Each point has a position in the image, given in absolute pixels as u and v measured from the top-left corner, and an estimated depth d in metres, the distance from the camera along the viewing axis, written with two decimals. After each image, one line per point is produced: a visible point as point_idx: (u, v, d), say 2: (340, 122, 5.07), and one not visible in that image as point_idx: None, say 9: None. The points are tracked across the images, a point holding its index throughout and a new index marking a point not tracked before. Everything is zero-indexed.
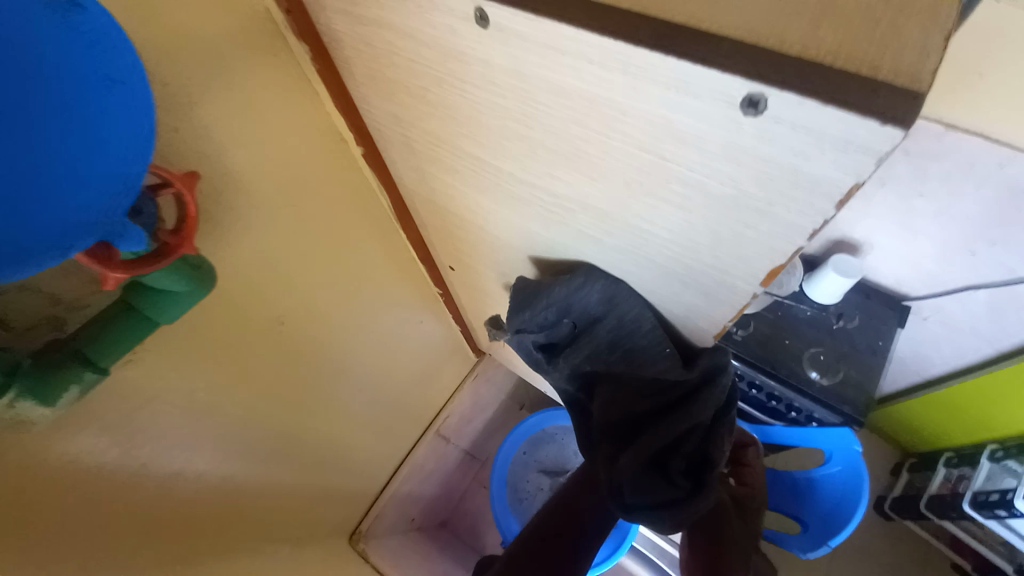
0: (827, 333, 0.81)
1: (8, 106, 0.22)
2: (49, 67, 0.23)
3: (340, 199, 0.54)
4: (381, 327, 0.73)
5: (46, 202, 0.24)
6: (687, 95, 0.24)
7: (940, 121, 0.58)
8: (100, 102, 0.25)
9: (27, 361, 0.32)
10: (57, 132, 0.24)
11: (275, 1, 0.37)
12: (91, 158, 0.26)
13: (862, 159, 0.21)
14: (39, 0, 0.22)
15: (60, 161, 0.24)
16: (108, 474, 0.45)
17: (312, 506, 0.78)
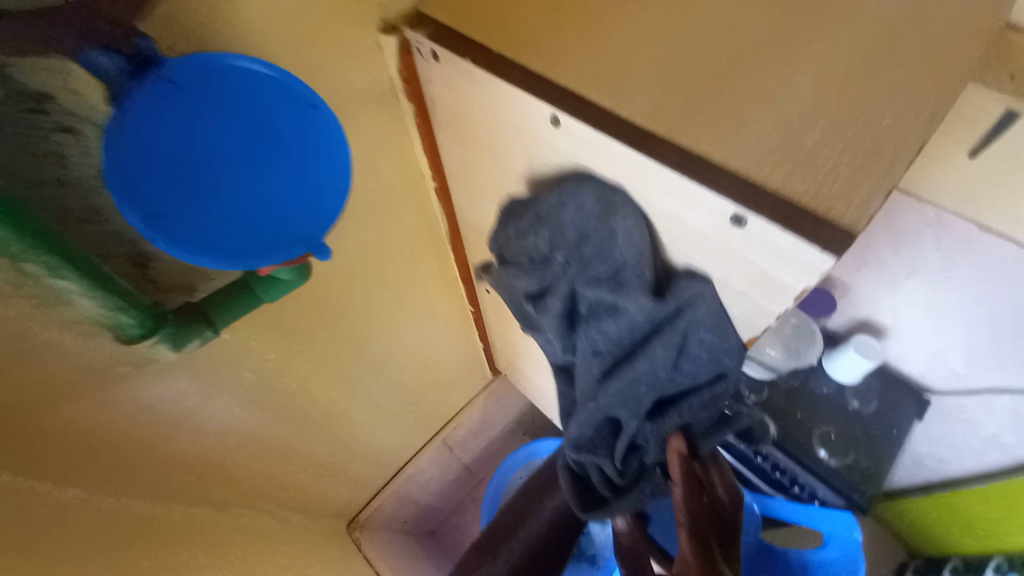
0: (843, 414, 0.84)
1: (247, 157, 0.36)
2: (283, 137, 0.37)
3: (409, 222, 0.64)
4: (417, 334, 0.82)
5: (260, 218, 0.38)
6: (694, 205, 0.33)
7: (974, 220, 0.60)
8: (311, 162, 0.39)
9: (170, 315, 0.41)
10: (276, 175, 0.37)
11: (397, 72, 0.46)
12: (291, 193, 0.38)
13: (810, 271, 0.30)
14: (291, 102, 0.36)
15: (270, 190, 0.37)
16: (184, 418, 0.55)
17: (323, 484, 0.86)
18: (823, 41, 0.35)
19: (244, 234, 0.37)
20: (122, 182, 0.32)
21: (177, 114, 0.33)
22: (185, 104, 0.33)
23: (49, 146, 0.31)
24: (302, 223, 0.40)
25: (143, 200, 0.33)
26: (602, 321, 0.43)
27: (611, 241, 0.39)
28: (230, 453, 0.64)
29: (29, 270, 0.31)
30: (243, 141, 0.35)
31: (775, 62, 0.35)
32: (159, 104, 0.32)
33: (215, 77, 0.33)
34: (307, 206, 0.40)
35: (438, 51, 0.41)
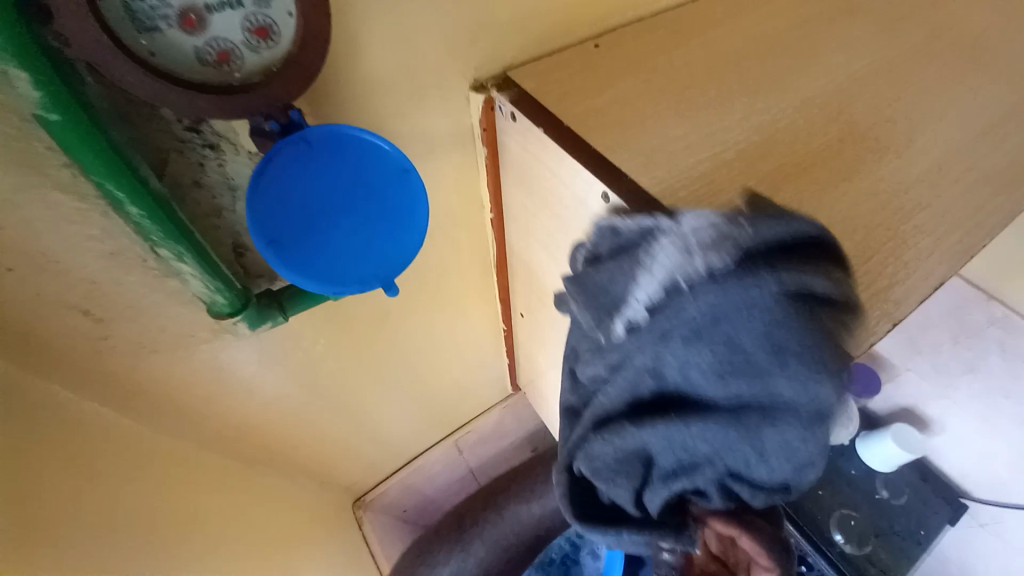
0: (865, 500, 0.97)
1: (338, 201, 0.39)
2: (374, 190, 0.40)
3: (465, 245, 0.70)
4: (452, 343, 0.87)
5: (335, 254, 0.40)
6: None
7: (985, 291, 0.87)
8: (395, 214, 0.41)
9: (250, 300, 0.47)
10: (357, 218, 0.40)
11: (479, 122, 0.53)
12: (373, 236, 0.41)
13: None
14: (389, 166, 0.40)
15: (350, 230, 0.40)
16: (244, 381, 0.62)
17: (338, 459, 0.93)
18: (845, 187, 0.41)
19: (335, 269, 0.40)
20: (253, 213, 0.36)
21: (304, 165, 0.37)
22: (316, 158, 0.37)
23: (196, 156, 0.38)
24: (382, 267, 0.42)
25: (268, 230, 0.37)
26: (723, 324, 0.34)
27: (811, 309, 0.33)
28: (270, 417, 0.71)
29: (161, 254, 0.38)
30: (350, 192, 0.39)
31: (801, 191, 0.41)
32: (292, 156, 0.36)
33: (340, 138, 0.37)
34: (392, 253, 0.42)
35: (516, 113, 0.48)
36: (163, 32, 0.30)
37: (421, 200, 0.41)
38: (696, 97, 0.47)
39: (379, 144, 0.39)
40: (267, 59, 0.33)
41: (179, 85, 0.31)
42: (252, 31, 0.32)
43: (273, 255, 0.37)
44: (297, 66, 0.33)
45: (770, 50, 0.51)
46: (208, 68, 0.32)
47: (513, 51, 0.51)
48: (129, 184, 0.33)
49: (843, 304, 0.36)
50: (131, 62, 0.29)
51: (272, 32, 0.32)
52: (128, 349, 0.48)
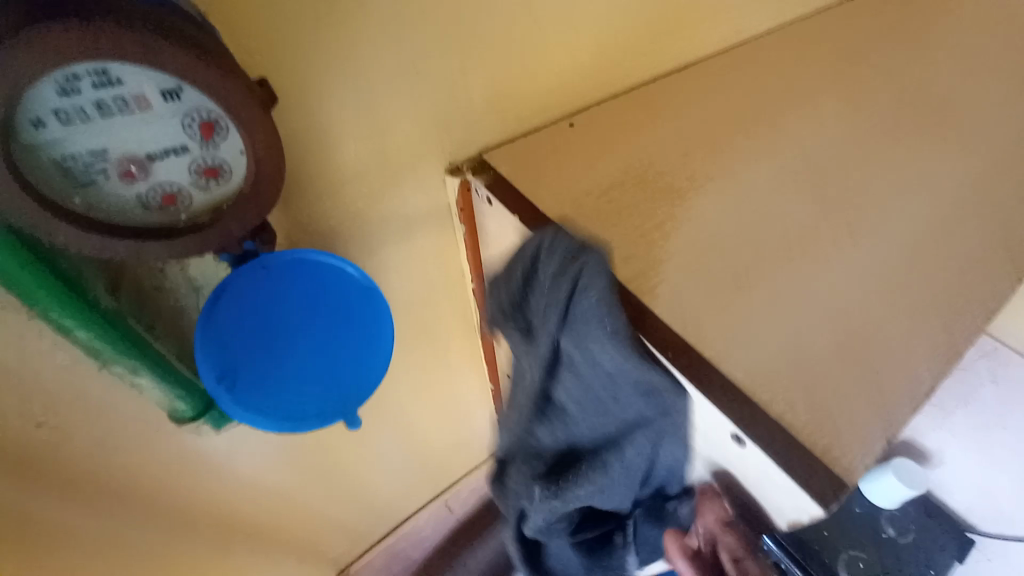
0: None
1: (295, 328, 0.37)
2: (333, 315, 0.39)
3: (447, 313, 0.69)
4: (437, 405, 0.85)
5: (295, 386, 0.38)
6: (696, 402, 0.36)
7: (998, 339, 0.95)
8: (359, 340, 0.40)
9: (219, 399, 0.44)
10: (316, 345, 0.38)
11: (453, 203, 0.53)
12: (335, 362, 0.39)
13: (805, 506, 0.33)
14: (351, 292, 0.39)
15: (309, 359, 0.38)
16: (220, 468, 0.59)
17: (323, 531, 0.88)
18: (827, 276, 0.41)
19: (287, 402, 0.38)
20: (207, 352, 0.34)
21: (261, 293, 0.35)
22: (273, 287, 0.35)
23: (155, 263, 0.36)
24: (344, 400, 0.40)
25: (218, 365, 0.35)
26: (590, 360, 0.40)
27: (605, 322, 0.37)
28: (248, 500, 0.67)
29: (115, 370, 0.36)
30: (312, 322, 0.38)
31: (781, 278, 0.40)
32: (247, 290, 0.35)
33: (301, 265, 0.36)
34: (358, 381, 0.40)
35: (492, 198, 0.48)
36: (99, 184, 0.29)
37: (387, 320, 0.40)
38: (670, 179, 0.47)
39: (344, 269, 0.38)
40: (216, 197, 0.31)
41: (115, 233, 0.30)
42: (200, 172, 0.30)
43: (223, 390, 0.35)
44: (250, 204, 0.31)
45: (740, 125, 0.51)
46: (153, 213, 0.31)
47: (487, 133, 0.51)
48: (76, 308, 0.32)
49: (837, 409, 0.34)
50: (66, 223, 0.28)
51: (222, 171, 0.30)
52: (89, 452, 0.45)
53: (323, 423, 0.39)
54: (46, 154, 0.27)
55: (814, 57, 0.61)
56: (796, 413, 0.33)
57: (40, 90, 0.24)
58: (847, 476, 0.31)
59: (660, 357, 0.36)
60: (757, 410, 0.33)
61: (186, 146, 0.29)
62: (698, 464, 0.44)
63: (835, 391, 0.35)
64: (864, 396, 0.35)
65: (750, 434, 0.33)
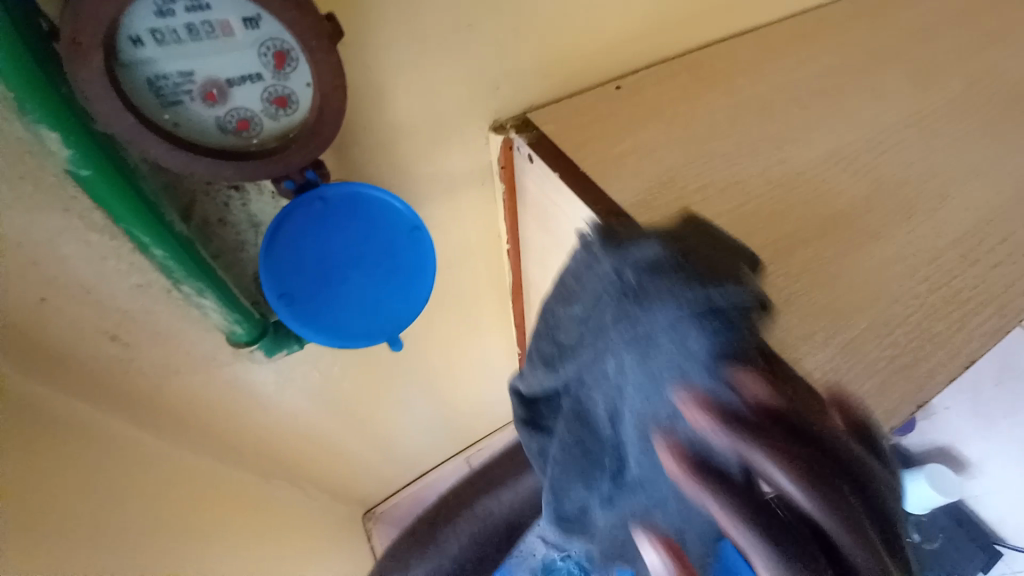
0: None
1: (349, 256, 0.40)
2: (383, 248, 0.41)
3: (482, 276, 0.71)
4: (466, 364, 0.88)
5: (346, 308, 0.41)
6: None
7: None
8: (404, 273, 0.43)
9: (271, 329, 0.48)
10: (367, 274, 0.41)
11: (496, 161, 0.54)
12: (383, 291, 0.42)
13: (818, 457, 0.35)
14: (401, 227, 0.41)
15: (360, 286, 0.41)
16: (266, 400, 0.64)
17: (353, 472, 0.95)
18: (875, 251, 0.40)
19: (340, 323, 0.42)
20: (272, 270, 0.37)
21: (320, 222, 0.37)
22: (329, 215, 0.37)
23: (221, 197, 0.40)
24: (388, 325, 0.44)
25: (281, 284, 0.38)
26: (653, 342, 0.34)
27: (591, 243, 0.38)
28: (285, 434, 0.73)
29: (183, 290, 0.40)
30: (363, 250, 0.40)
31: (825, 253, 0.39)
32: (308, 216, 0.37)
33: (356, 195, 0.38)
34: (400, 308, 0.44)
35: (534, 155, 0.48)
36: (184, 104, 0.31)
37: (429, 257, 0.43)
38: (717, 148, 0.46)
39: (393, 203, 0.40)
40: (285, 125, 0.34)
41: (197, 151, 0.32)
42: (272, 100, 0.33)
43: (284, 307, 0.38)
44: (315, 135, 0.33)
45: (795, 96, 0.50)
46: (229, 136, 0.33)
47: (535, 93, 0.51)
48: (155, 230, 0.35)
49: None
50: (155, 135, 0.30)
51: (291, 101, 0.33)
52: (151, 370, 0.50)
53: (369, 343, 0.43)
54: (142, 72, 0.29)
55: (888, 28, 0.57)
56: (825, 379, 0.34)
57: (139, 8, 0.27)
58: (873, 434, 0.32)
59: None
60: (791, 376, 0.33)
61: (261, 74, 0.32)
62: None
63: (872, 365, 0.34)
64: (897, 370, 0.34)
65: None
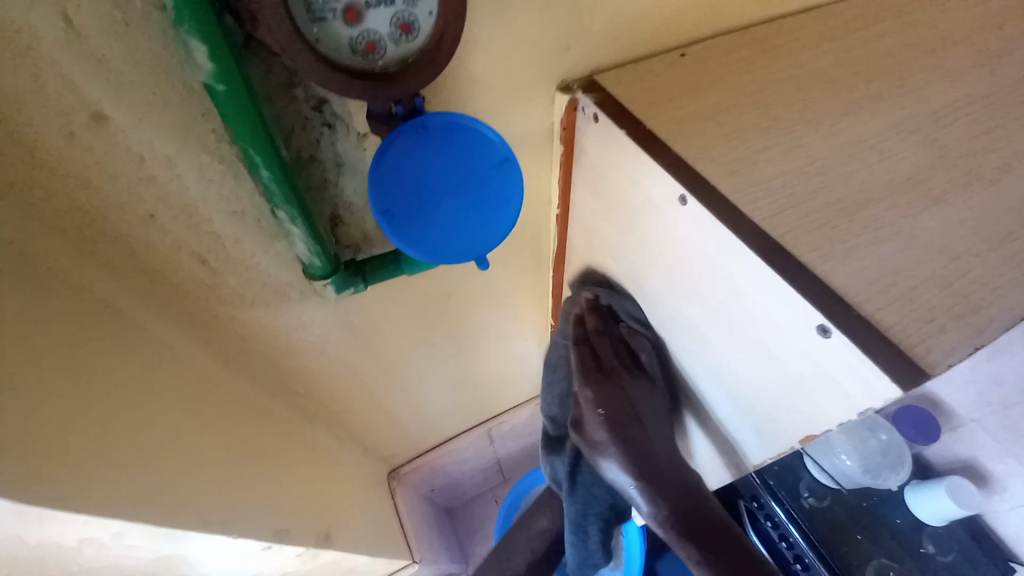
0: (909, 553, 0.91)
1: (444, 181, 0.43)
2: (474, 174, 0.44)
3: (529, 242, 0.73)
4: (501, 331, 0.91)
5: (438, 226, 0.45)
6: (768, 296, 0.37)
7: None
8: (492, 200, 0.46)
9: (342, 264, 0.52)
10: (459, 196, 0.44)
11: (558, 122, 0.56)
12: (472, 214, 0.46)
13: (874, 396, 0.33)
14: (494, 155, 0.44)
15: (452, 206, 0.44)
16: (319, 343, 0.69)
17: (385, 430, 1.00)
18: (934, 211, 0.40)
19: (430, 241, 0.45)
20: (379, 188, 0.41)
21: (421, 147, 0.41)
22: (431, 139, 0.41)
23: (315, 132, 0.43)
24: (470, 248, 0.47)
25: (382, 203, 0.42)
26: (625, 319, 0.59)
27: (644, 156, 0.45)
28: (333, 379, 0.78)
29: (279, 216, 0.43)
30: (460, 172, 0.44)
31: (888, 211, 0.40)
32: (411, 140, 0.41)
33: (457, 120, 0.41)
34: (485, 238, 0.47)
35: (598, 114, 0.50)
36: (328, 21, 0.34)
37: (513, 197, 0.46)
38: (781, 113, 0.47)
39: (486, 134, 0.43)
40: (405, 51, 0.37)
41: (333, 69, 0.35)
42: (398, 25, 0.36)
43: (386, 223, 0.42)
44: (433, 62, 0.38)
45: (857, 71, 0.51)
46: (357, 57, 0.36)
47: (601, 56, 0.53)
48: (266, 151, 0.38)
49: (929, 323, 0.34)
50: (303, 47, 0.33)
51: (414, 27, 0.36)
52: (227, 299, 0.54)
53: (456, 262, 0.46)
54: None
55: (956, 10, 0.57)
56: (883, 317, 0.34)
57: None
58: (927, 370, 0.32)
59: (733, 238, 0.38)
60: (848, 315, 0.34)
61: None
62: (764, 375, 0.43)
63: (933, 308, 0.35)
64: (955, 316, 0.34)
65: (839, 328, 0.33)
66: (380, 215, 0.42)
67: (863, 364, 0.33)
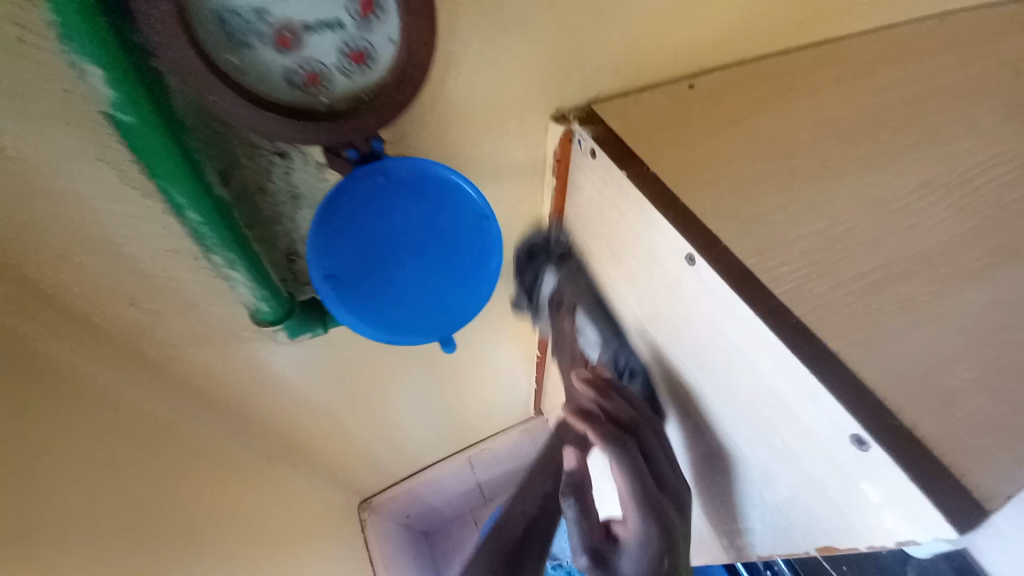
0: None
1: (409, 248, 0.40)
2: (447, 239, 0.41)
3: (516, 275, 0.67)
4: (485, 362, 0.85)
5: (397, 297, 0.41)
6: (791, 384, 0.32)
7: None
8: (462, 272, 0.42)
9: (298, 308, 0.46)
10: (423, 265, 0.41)
11: (552, 153, 0.50)
12: (439, 288, 0.42)
13: (921, 529, 0.28)
14: (471, 221, 0.41)
15: (415, 275, 0.41)
16: (281, 380, 0.62)
17: (357, 462, 0.93)
18: (981, 284, 0.35)
19: (383, 312, 0.41)
20: (328, 247, 0.37)
21: (381, 200, 0.37)
22: (393, 194, 0.37)
23: (264, 163, 0.37)
24: (442, 325, 0.44)
25: (329, 264, 0.38)
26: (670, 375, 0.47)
27: (648, 207, 0.39)
28: (298, 417, 0.70)
29: (215, 260, 0.37)
30: (427, 236, 0.40)
31: (928, 283, 0.34)
32: (369, 191, 0.37)
33: (425, 176, 0.38)
34: (447, 309, 0.43)
35: (597, 150, 0.44)
36: (255, 48, 0.29)
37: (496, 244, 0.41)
38: (803, 163, 0.41)
39: (464, 184, 0.39)
40: (357, 85, 0.33)
41: (264, 106, 0.31)
42: (348, 54, 0.31)
43: (330, 288, 0.38)
44: (388, 98, 0.33)
45: (883, 110, 0.45)
46: (296, 90, 0.32)
47: (600, 84, 0.47)
48: (190, 189, 0.32)
49: (987, 437, 0.29)
50: (217, 79, 0.29)
51: (368, 57, 0.32)
52: (169, 343, 0.47)
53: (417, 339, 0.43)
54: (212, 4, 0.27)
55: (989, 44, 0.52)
56: (933, 427, 0.28)
57: None
58: (989, 503, 0.26)
59: (751, 314, 0.32)
60: (892, 424, 0.28)
61: (340, 21, 0.30)
62: (784, 468, 0.37)
63: (990, 416, 0.29)
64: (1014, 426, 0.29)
65: (878, 440, 0.28)
66: (323, 277, 0.38)
67: (899, 482, 0.28)
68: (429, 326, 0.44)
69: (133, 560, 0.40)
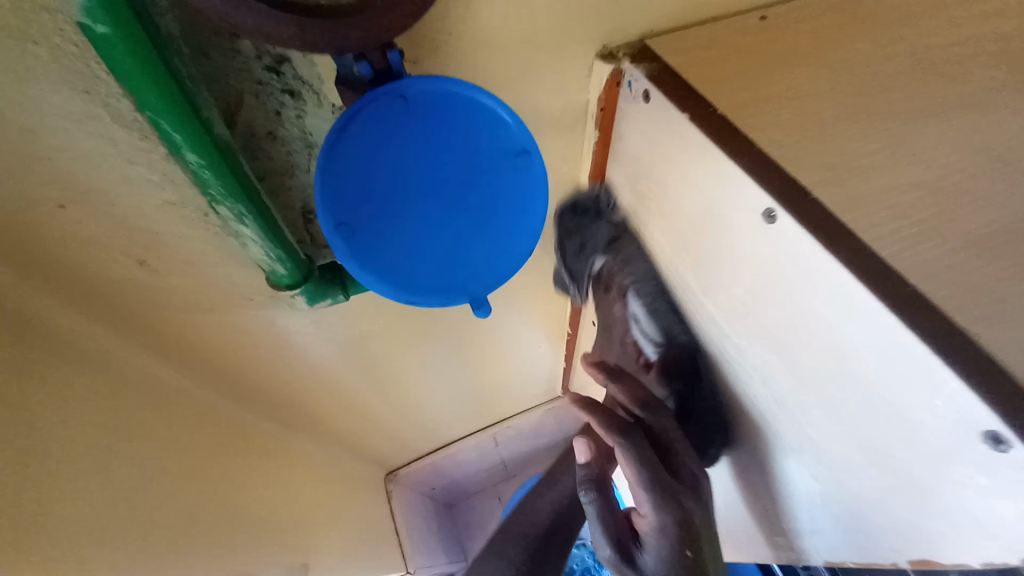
0: None
1: (430, 189, 0.37)
2: (475, 179, 0.38)
3: (548, 242, 0.62)
4: (511, 336, 0.81)
5: (417, 244, 0.39)
6: (895, 363, 0.26)
7: None
8: (494, 217, 0.40)
9: (316, 273, 0.43)
10: (447, 209, 0.38)
11: (596, 100, 0.44)
12: (465, 235, 0.40)
13: None
14: (503, 156, 0.38)
15: (438, 217, 0.38)
16: (300, 349, 0.59)
17: (379, 433, 0.91)
18: None
19: (404, 264, 0.39)
20: (333, 184, 0.35)
21: (396, 127, 0.34)
22: (406, 122, 0.34)
23: (273, 102, 0.34)
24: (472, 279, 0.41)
25: (338, 211, 0.35)
26: (725, 366, 0.44)
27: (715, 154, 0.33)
28: (319, 386, 0.68)
29: (222, 213, 0.34)
30: (450, 175, 0.37)
31: None
32: (383, 117, 0.34)
33: (441, 99, 0.35)
34: (468, 266, 0.41)
35: (652, 92, 0.38)
36: None
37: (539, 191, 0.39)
38: (902, 104, 0.34)
39: (501, 114, 0.36)
40: None
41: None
42: None
43: (343, 235, 0.36)
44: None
45: (1000, 42, 0.37)
46: None
47: (655, 16, 0.40)
48: (191, 128, 0.29)
49: None
50: None
51: None
52: (182, 306, 0.44)
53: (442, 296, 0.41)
54: None
55: None
56: None
57: None
58: None
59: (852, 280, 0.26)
60: None
61: None
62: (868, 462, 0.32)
63: None
64: None
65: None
66: (333, 226, 0.36)
67: None
68: (458, 281, 0.41)
69: (154, 529, 0.38)
